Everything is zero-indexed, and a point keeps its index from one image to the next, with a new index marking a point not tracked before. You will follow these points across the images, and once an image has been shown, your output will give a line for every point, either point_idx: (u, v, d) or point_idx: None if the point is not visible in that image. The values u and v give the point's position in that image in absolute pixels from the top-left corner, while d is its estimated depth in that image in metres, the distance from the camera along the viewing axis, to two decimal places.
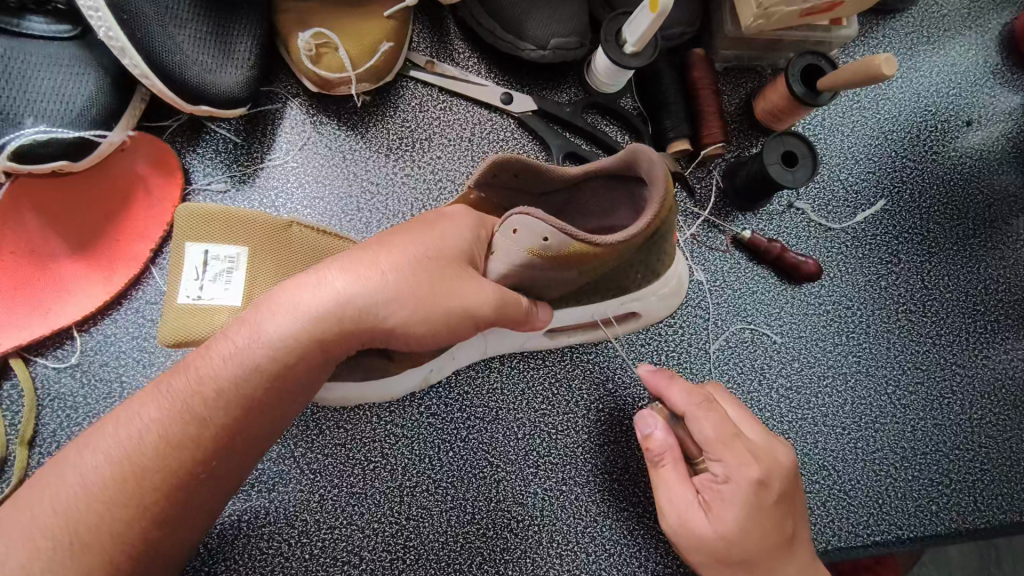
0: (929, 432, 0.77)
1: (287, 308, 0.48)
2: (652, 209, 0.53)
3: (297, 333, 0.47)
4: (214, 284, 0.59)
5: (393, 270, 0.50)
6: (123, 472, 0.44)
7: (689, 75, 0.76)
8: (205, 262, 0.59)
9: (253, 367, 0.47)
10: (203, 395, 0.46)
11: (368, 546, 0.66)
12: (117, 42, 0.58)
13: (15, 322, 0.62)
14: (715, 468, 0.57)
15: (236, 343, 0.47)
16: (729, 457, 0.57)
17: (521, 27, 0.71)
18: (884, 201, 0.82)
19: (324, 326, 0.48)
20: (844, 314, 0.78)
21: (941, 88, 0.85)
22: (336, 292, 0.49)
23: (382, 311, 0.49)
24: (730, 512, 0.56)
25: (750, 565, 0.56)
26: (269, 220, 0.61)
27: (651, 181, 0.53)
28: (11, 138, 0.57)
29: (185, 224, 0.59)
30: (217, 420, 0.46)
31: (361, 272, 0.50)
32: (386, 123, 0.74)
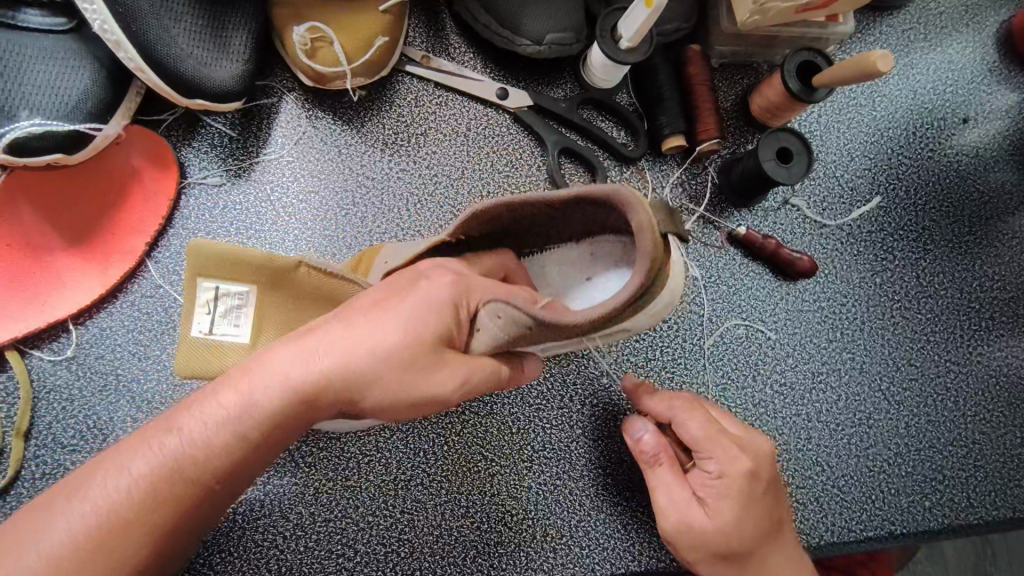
0: (923, 428, 0.77)
1: (276, 376, 0.45)
2: (640, 270, 0.45)
3: (280, 406, 0.45)
4: (224, 322, 0.60)
5: (376, 348, 0.46)
6: (104, 534, 0.43)
7: (685, 72, 0.76)
8: (215, 300, 0.60)
9: (239, 437, 0.45)
10: (195, 453, 0.45)
11: (363, 539, 0.66)
12: (112, 36, 0.58)
13: (11, 314, 0.63)
14: (708, 466, 0.58)
15: (222, 407, 0.45)
16: (722, 455, 0.58)
17: (516, 23, 0.71)
18: (879, 198, 0.82)
19: (310, 398, 0.45)
20: (839, 310, 0.78)
21: (938, 85, 0.85)
22: (321, 362, 0.46)
23: (364, 390, 0.46)
24: (727, 506, 0.56)
25: (749, 558, 0.57)
26: (276, 261, 0.59)
27: (638, 233, 0.45)
28: (6, 130, 0.57)
29: (194, 262, 0.59)
30: (202, 481, 0.45)
31: (346, 343, 0.46)
32: (382, 118, 0.74)
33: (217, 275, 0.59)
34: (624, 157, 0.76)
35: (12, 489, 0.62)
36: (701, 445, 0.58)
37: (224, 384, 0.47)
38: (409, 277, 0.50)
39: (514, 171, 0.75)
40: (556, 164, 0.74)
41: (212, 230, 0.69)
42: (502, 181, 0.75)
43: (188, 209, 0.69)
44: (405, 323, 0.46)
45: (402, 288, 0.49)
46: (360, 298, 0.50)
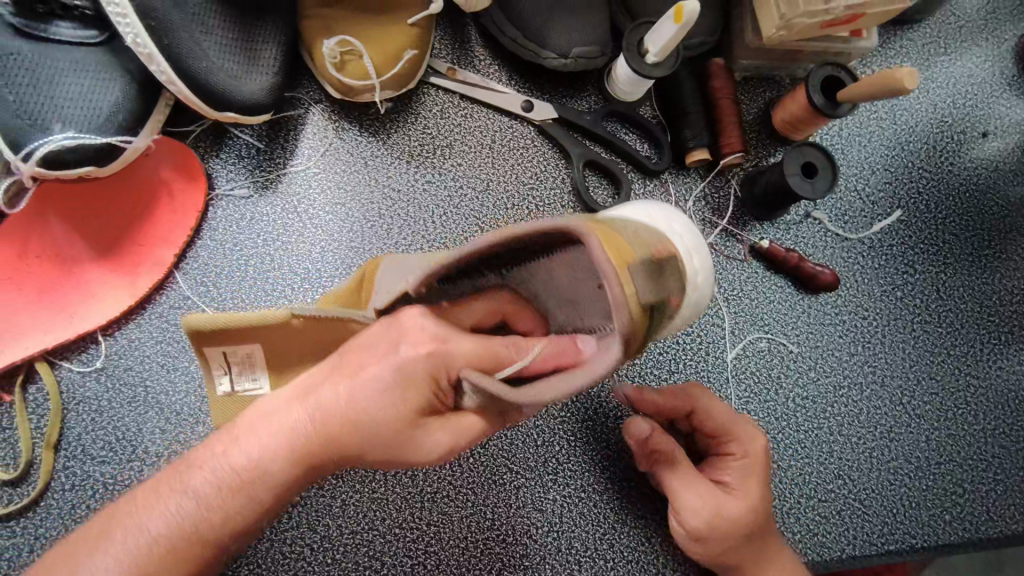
0: (944, 441, 0.77)
1: (279, 432, 0.48)
2: (618, 348, 0.42)
3: (281, 465, 0.48)
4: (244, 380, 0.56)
5: (362, 411, 0.48)
6: None
7: (709, 85, 0.76)
8: (228, 362, 0.56)
9: (247, 492, 0.48)
10: (207, 502, 0.47)
11: (390, 552, 0.66)
12: (145, 49, 0.58)
13: (41, 326, 0.63)
14: (731, 448, 0.65)
15: (230, 462, 0.48)
16: (743, 436, 0.65)
17: (542, 36, 0.71)
18: (900, 212, 0.82)
19: (302, 446, 0.48)
20: (860, 324, 0.79)
21: (957, 99, 0.86)
22: (314, 418, 0.48)
23: (353, 438, 0.48)
24: (753, 483, 0.63)
25: (764, 536, 0.62)
26: (267, 317, 0.52)
27: (614, 309, 0.41)
28: (38, 144, 0.57)
29: (193, 335, 0.54)
30: (220, 533, 0.48)
31: (336, 401, 0.49)
32: (407, 129, 0.74)
33: (218, 342, 0.54)
34: (649, 170, 0.76)
35: (42, 501, 0.62)
36: (724, 428, 0.65)
37: (230, 438, 0.49)
38: (394, 329, 0.50)
39: (539, 184, 0.75)
40: (581, 177, 0.74)
41: (240, 241, 0.69)
42: (527, 194, 0.75)
43: (216, 220, 0.69)
44: (387, 384, 0.48)
45: (383, 343, 0.49)
46: (355, 353, 0.50)
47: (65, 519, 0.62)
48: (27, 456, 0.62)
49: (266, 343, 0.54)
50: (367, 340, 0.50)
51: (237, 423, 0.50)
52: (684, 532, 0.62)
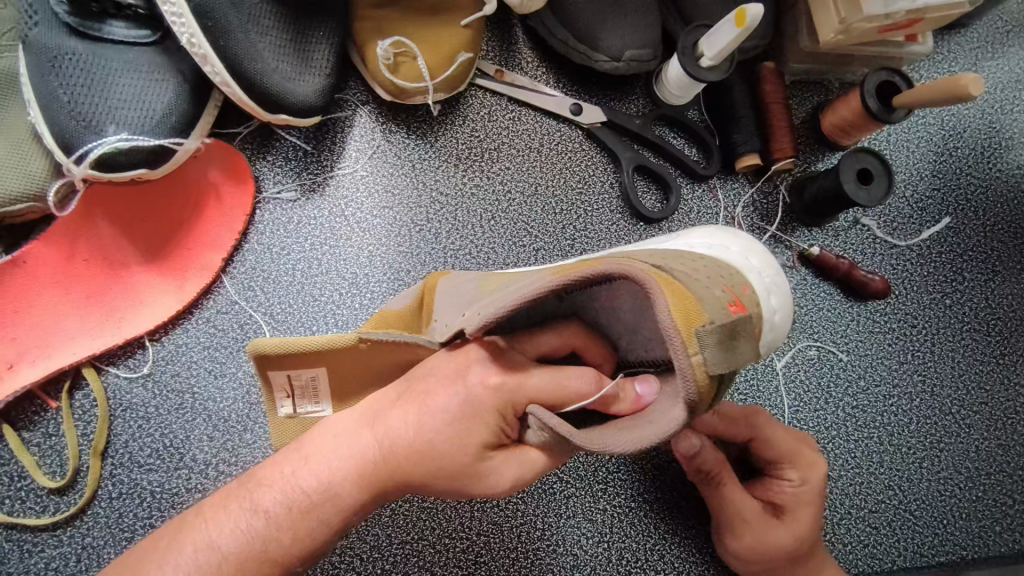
0: (993, 452, 0.76)
1: (347, 454, 0.48)
2: (683, 413, 0.41)
3: (350, 488, 0.47)
4: (306, 404, 0.55)
5: (427, 441, 0.47)
6: None
7: (760, 88, 0.75)
8: (292, 386, 0.54)
9: (316, 515, 0.47)
10: (276, 520, 0.46)
11: (440, 562, 0.65)
12: (200, 50, 0.57)
13: (89, 331, 0.62)
14: (788, 475, 0.62)
15: (298, 484, 0.47)
16: (804, 463, 0.62)
17: (595, 38, 0.70)
18: (948, 219, 0.81)
19: (367, 471, 0.47)
20: (909, 332, 0.78)
21: (1005, 105, 0.85)
22: (381, 443, 0.48)
23: (418, 466, 0.47)
24: (806, 513, 0.61)
25: (810, 555, 0.62)
26: (334, 339, 0.50)
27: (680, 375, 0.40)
28: (92, 146, 0.57)
29: (259, 361, 0.51)
30: (289, 556, 0.46)
31: (403, 428, 0.48)
32: (455, 132, 0.73)
33: (284, 367, 0.52)
34: (698, 175, 0.75)
35: (89, 509, 0.60)
36: (783, 454, 0.62)
37: (299, 458, 0.49)
38: (460, 359, 0.49)
39: (587, 188, 0.74)
40: (630, 182, 0.73)
41: (287, 245, 0.68)
42: (575, 198, 0.74)
43: (263, 223, 0.68)
44: (454, 414, 0.47)
45: (449, 371, 0.49)
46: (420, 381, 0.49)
47: (112, 528, 0.60)
48: (75, 463, 0.61)
49: (332, 366, 0.52)
50: (434, 367, 0.50)
51: (303, 443, 0.50)
52: (727, 550, 0.63)
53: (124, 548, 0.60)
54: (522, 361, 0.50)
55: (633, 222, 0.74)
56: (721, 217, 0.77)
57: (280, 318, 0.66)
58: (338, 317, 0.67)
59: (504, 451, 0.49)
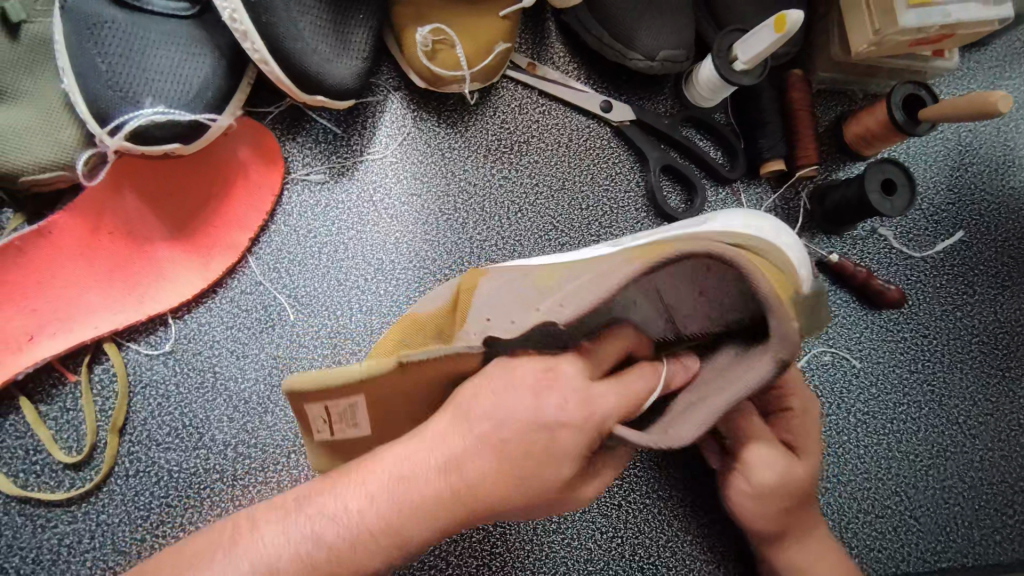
0: (996, 463, 0.78)
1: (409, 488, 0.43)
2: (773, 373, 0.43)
3: (420, 524, 0.43)
4: (338, 433, 0.51)
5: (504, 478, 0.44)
6: None
7: (788, 95, 0.76)
8: (324, 413, 0.50)
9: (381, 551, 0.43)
10: (339, 558, 0.42)
11: (456, 551, 0.65)
12: (241, 26, 0.57)
13: (112, 305, 0.61)
14: (791, 405, 0.61)
15: (360, 520, 0.43)
16: (805, 394, 0.63)
17: (630, 36, 0.71)
18: (962, 233, 0.82)
19: (439, 504, 0.43)
20: (920, 341, 0.79)
21: (1020, 123, 0.87)
22: (454, 477, 0.43)
23: (494, 497, 0.44)
24: (812, 442, 0.60)
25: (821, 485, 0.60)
26: (373, 366, 0.46)
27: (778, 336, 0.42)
28: (128, 117, 0.56)
29: (292, 387, 0.48)
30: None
31: (481, 460, 0.44)
32: (485, 123, 0.73)
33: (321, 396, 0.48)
34: (723, 177, 0.76)
35: (104, 486, 0.59)
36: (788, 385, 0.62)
37: (354, 490, 0.44)
38: (531, 381, 0.46)
39: (613, 186, 0.75)
40: (657, 181, 0.73)
41: (313, 228, 0.67)
42: (601, 195, 0.74)
43: (290, 204, 0.67)
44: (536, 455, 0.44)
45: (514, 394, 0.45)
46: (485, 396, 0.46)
47: (128, 506, 0.59)
48: (92, 439, 0.60)
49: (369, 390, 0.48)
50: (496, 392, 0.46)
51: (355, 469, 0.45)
52: (738, 492, 0.58)
53: (139, 526, 0.59)
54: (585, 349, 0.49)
55: (657, 222, 0.75)
56: None
57: (304, 301, 0.66)
58: (363, 302, 0.67)
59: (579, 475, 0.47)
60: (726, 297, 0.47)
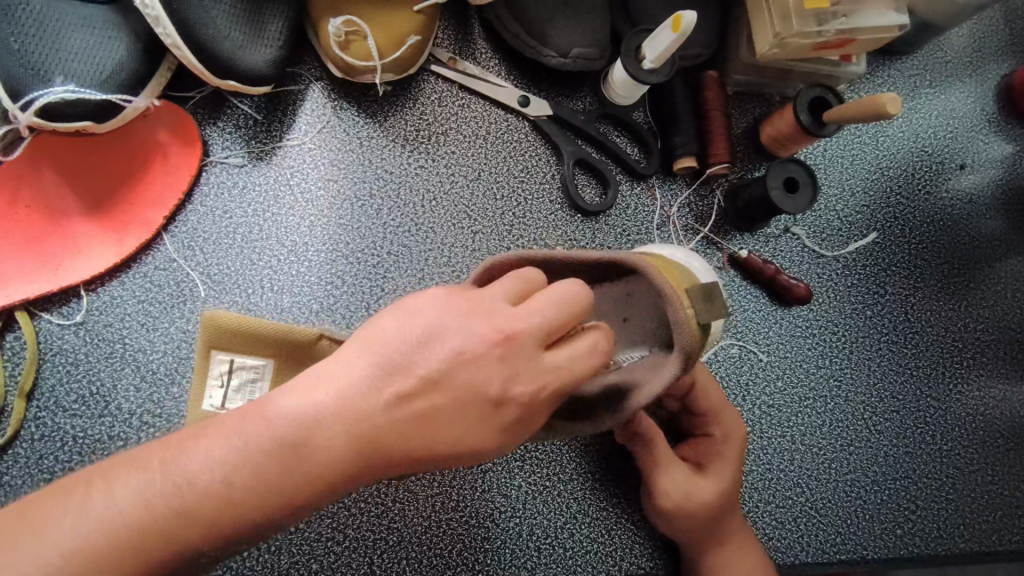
0: (900, 459, 0.79)
1: (147, 487, 0.38)
2: (678, 360, 0.48)
3: (236, 465, 0.39)
4: (241, 396, 0.58)
5: (366, 422, 0.40)
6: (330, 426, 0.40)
7: (701, 96, 0.78)
8: (229, 374, 0.57)
9: (153, 564, 0.38)
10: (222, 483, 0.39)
11: (353, 524, 0.67)
12: (151, 11, 0.60)
13: (25, 275, 0.63)
14: (713, 431, 0.67)
15: (193, 466, 0.39)
16: (727, 420, 0.67)
17: (545, 33, 0.73)
18: (875, 234, 0.85)
19: (175, 482, 0.38)
20: (829, 339, 0.81)
21: (938, 131, 0.90)
22: (191, 470, 0.39)
23: (222, 449, 0.39)
24: (725, 467, 0.64)
25: (727, 517, 0.64)
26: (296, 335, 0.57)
27: (675, 328, 0.48)
28: (40, 94, 0.58)
29: (208, 334, 0.57)
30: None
31: (203, 455, 0.39)
32: (405, 114, 0.76)
33: (230, 348, 0.57)
34: (637, 173, 0.78)
35: (9, 449, 0.61)
36: (710, 413, 0.67)
37: (190, 482, 0.38)
38: None
39: (529, 177, 0.77)
40: (570, 174, 0.76)
41: (229, 209, 0.70)
42: (517, 186, 0.77)
43: (208, 185, 0.70)
44: (452, 327, 0.42)
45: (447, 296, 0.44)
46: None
47: (31, 468, 0.61)
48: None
49: (284, 362, 0.58)
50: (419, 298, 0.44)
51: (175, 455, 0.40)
52: (657, 508, 0.63)
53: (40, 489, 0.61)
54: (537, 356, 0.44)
55: (571, 214, 0.77)
56: (657, 216, 0.79)
57: (216, 278, 0.68)
58: (274, 281, 0.69)
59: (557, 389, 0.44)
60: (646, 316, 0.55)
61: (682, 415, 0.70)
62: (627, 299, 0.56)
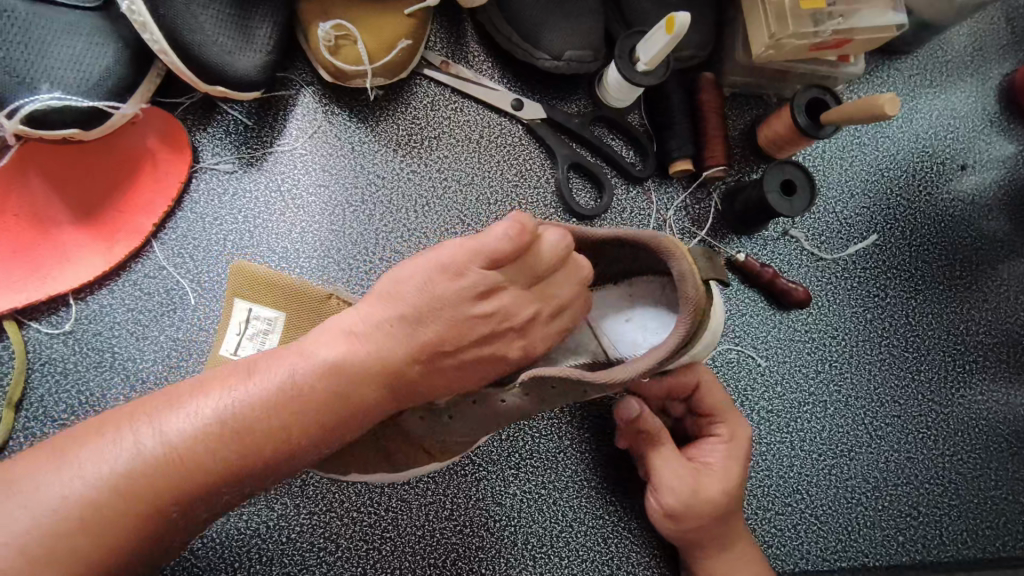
0: (902, 464, 0.78)
1: (191, 423, 0.42)
2: (687, 316, 0.49)
3: (275, 404, 0.44)
4: (252, 344, 0.59)
5: (397, 374, 0.48)
6: (359, 377, 0.46)
7: (697, 98, 0.77)
8: (246, 322, 0.60)
9: (195, 495, 0.42)
10: (261, 424, 0.43)
11: (346, 534, 0.66)
12: (139, 17, 0.59)
13: (12, 284, 0.63)
14: (717, 431, 0.65)
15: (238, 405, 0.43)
16: (733, 420, 0.66)
17: (537, 36, 0.72)
18: (875, 236, 0.84)
19: (217, 420, 0.42)
20: (829, 342, 0.80)
21: (939, 131, 0.89)
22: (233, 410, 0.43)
23: (264, 390, 0.44)
24: (731, 465, 0.63)
25: (732, 515, 0.63)
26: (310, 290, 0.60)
27: (680, 280, 0.49)
28: (26, 102, 0.57)
29: (233, 283, 0.60)
30: (192, 508, 0.42)
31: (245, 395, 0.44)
32: (397, 119, 0.75)
33: (251, 296, 0.60)
34: (632, 176, 0.77)
35: None
36: (714, 411, 0.65)
37: (232, 421, 0.43)
38: None
39: (523, 181, 0.76)
40: (564, 178, 0.75)
41: (219, 216, 0.69)
42: (510, 190, 0.76)
43: (198, 192, 0.70)
44: (477, 308, 0.50)
45: (465, 270, 0.50)
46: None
47: None
48: None
49: (295, 314, 0.60)
50: (437, 271, 0.49)
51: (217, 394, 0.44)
52: (663, 508, 0.62)
53: None
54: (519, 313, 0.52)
55: (566, 218, 0.76)
56: (653, 219, 0.78)
57: (207, 285, 0.68)
58: None
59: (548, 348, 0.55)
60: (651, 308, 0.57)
61: (689, 417, 0.69)
62: (631, 297, 0.58)
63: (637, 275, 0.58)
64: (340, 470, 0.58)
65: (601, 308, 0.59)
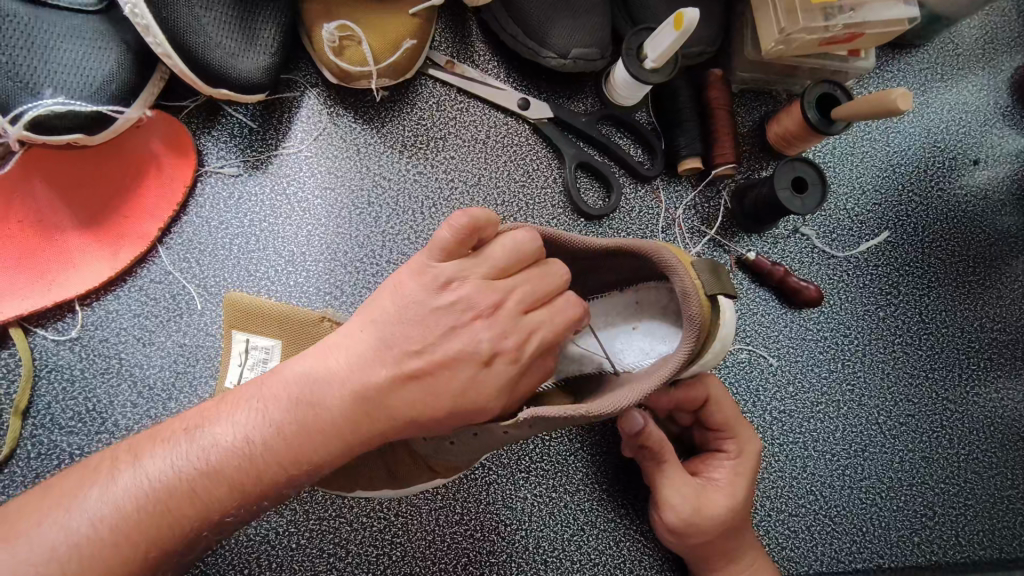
0: (916, 464, 0.77)
1: (166, 460, 0.43)
2: (690, 339, 0.47)
3: (247, 434, 0.44)
4: (254, 374, 0.59)
5: (367, 386, 0.46)
6: (330, 399, 0.45)
7: (706, 95, 0.76)
8: (246, 352, 0.59)
9: (179, 529, 0.43)
10: (235, 456, 0.44)
11: (355, 540, 0.65)
12: (142, 20, 0.59)
13: (18, 290, 0.62)
14: (726, 447, 0.65)
15: (212, 440, 0.44)
16: (741, 436, 0.65)
17: (543, 34, 0.72)
18: (887, 233, 0.83)
19: (190, 457, 0.43)
20: (841, 341, 0.79)
21: (950, 126, 0.87)
22: (204, 445, 0.44)
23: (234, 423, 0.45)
24: (738, 482, 0.62)
25: (736, 531, 0.62)
26: (301, 315, 0.59)
27: (682, 298, 0.48)
28: (29, 107, 0.57)
29: (229, 317, 0.59)
30: (171, 542, 0.43)
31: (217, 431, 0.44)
32: (402, 119, 0.74)
33: (249, 327, 0.59)
34: (640, 175, 0.76)
35: (4, 468, 0.60)
36: (723, 426, 0.65)
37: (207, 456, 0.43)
38: None
39: (531, 181, 0.76)
40: (572, 178, 0.74)
41: (225, 220, 0.69)
42: (518, 190, 0.75)
43: (203, 196, 0.69)
44: (443, 299, 0.47)
45: (429, 267, 0.48)
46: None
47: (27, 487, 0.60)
48: None
49: (291, 337, 0.59)
50: (406, 274, 0.48)
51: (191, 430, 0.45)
52: (667, 522, 0.61)
53: None
54: (484, 301, 0.48)
55: (574, 218, 0.75)
56: (662, 218, 0.77)
57: (213, 289, 0.67)
58: (271, 291, 0.68)
59: (544, 346, 0.50)
60: (658, 317, 0.56)
61: (697, 430, 0.68)
62: (637, 307, 0.57)
63: (641, 283, 0.56)
64: (347, 485, 0.60)
65: (608, 318, 0.58)
